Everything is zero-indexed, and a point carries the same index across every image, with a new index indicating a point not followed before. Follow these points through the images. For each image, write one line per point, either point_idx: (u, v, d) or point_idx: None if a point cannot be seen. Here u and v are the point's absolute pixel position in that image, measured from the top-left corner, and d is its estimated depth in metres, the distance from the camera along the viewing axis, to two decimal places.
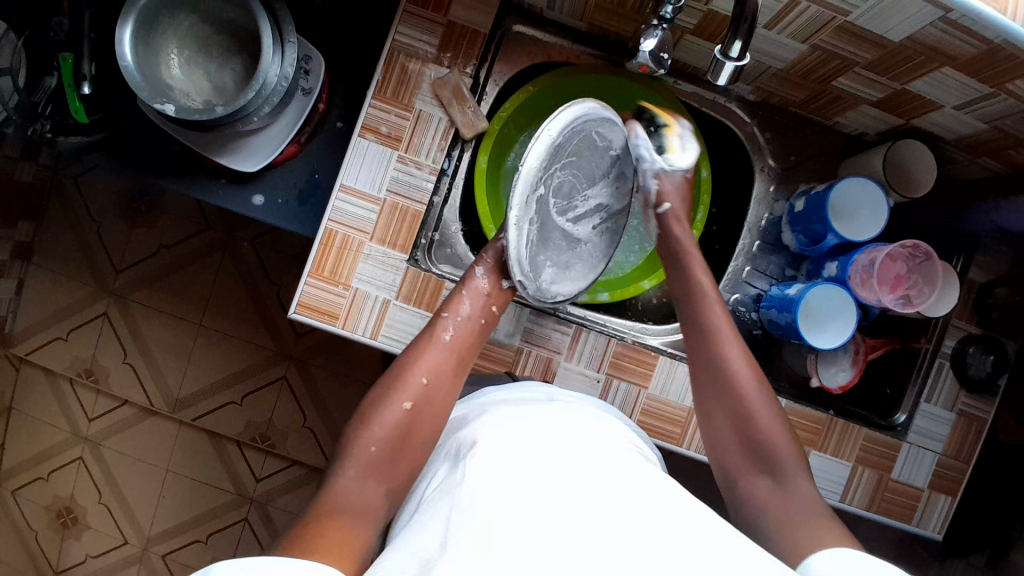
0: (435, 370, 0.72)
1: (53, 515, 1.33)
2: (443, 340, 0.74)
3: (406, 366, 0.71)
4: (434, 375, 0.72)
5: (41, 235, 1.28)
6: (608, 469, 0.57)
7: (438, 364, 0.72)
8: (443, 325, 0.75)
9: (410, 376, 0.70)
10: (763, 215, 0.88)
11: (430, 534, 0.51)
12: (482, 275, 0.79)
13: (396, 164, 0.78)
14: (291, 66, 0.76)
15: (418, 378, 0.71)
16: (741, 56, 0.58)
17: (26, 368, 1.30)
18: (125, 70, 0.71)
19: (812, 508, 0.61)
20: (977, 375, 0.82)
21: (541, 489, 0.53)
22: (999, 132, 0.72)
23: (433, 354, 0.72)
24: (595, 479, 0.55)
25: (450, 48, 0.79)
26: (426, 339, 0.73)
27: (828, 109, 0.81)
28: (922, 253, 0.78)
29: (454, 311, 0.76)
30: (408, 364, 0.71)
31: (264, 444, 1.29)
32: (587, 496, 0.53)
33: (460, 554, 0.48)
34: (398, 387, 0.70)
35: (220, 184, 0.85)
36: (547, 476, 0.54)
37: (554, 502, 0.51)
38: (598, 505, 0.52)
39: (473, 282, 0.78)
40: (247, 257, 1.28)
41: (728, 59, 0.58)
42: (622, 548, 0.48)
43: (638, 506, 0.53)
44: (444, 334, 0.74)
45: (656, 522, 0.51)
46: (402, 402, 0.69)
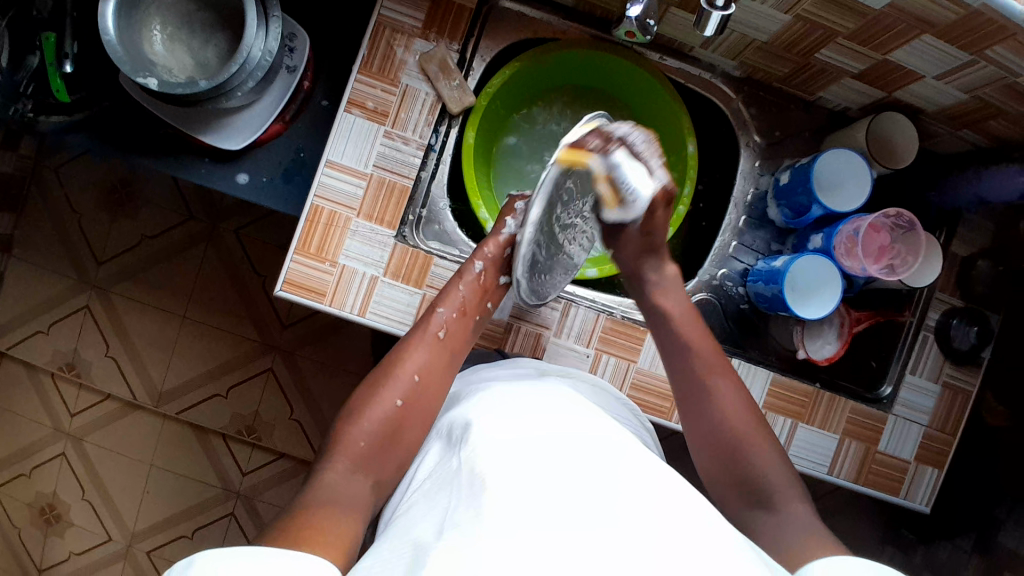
0: (427, 368, 0.72)
1: (35, 511, 1.31)
2: (437, 338, 0.74)
3: (398, 365, 0.72)
4: (426, 373, 0.72)
5: (21, 226, 1.25)
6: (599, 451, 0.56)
7: (431, 361, 0.73)
8: (438, 320, 0.75)
9: (402, 374, 0.71)
10: (749, 189, 0.88)
11: (427, 522, 0.51)
12: (480, 270, 0.79)
13: (383, 138, 0.77)
14: (275, 41, 0.76)
15: (410, 375, 0.71)
16: (726, 6, 0.62)
17: (6, 362, 1.28)
18: (107, 44, 0.70)
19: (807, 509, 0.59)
20: (961, 347, 0.83)
21: (536, 470, 0.52)
22: (979, 101, 0.73)
23: (425, 352, 0.73)
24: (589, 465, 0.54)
25: (436, 24, 0.79)
26: (419, 334, 0.73)
27: (812, 83, 0.82)
28: (905, 222, 0.79)
29: (449, 305, 0.76)
30: (401, 360, 0.72)
31: (250, 436, 1.28)
32: (583, 479, 0.52)
33: (454, 537, 0.48)
34: (388, 383, 0.70)
35: (204, 163, 0.84)
36: (541, 462, 0.53)
37: (549, 487, 0.51)
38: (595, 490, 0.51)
39: (469, 275, 0.78)
40: (232, 245, 1.26)
41: (713, 8, 0.63)
42: (615, 534, 0.47)
43: (631, 488, 0.52)
44: (439, 332, 0.74)
45: (647, 503, 0.51)
46: (393, 400, 0.69)
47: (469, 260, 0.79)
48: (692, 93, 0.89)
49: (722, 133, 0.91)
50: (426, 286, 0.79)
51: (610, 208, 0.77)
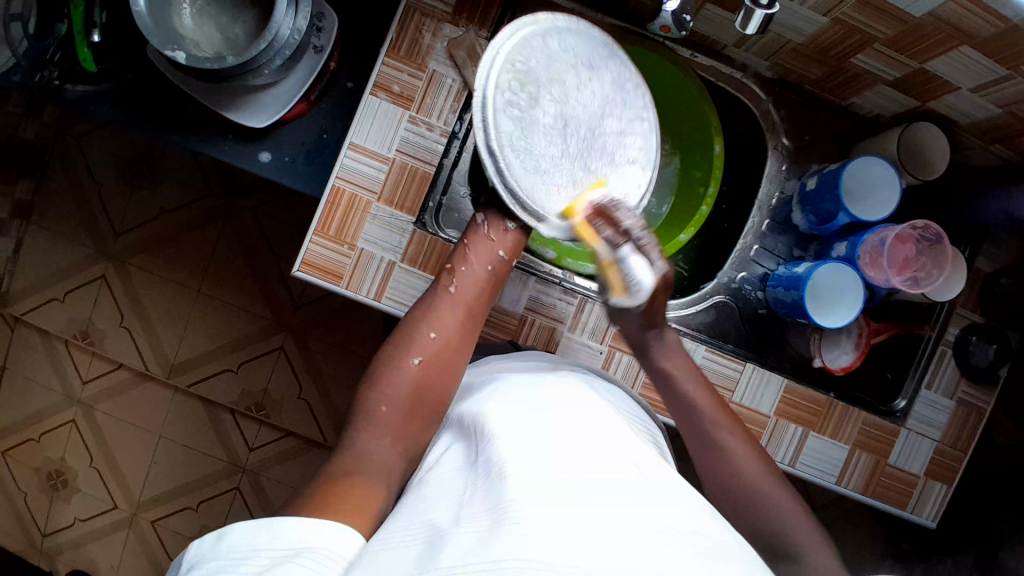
0: (442, 325, 0.72)
1: (43, 476, 1.33)
2: (448, 294, 0.73)
3: (415, 325, 0.71)
4: (442, 329, 0.72)
5: (41, 194, 1.26)
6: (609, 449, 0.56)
7: (447, 319, 0.72)
8: (450, 278, 0.73)
9: (418, 334, 0.70)
10: (774, 193, 0.87)
11: (444, 507, 0.51)
12: (484, 223, 0.76)
13: (407, 124, 0.77)
14: (304, 20, 0.75)
15: (426, 335, 0.71)
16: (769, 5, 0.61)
17: (21, 327, 1.29)
18: (137, 15, 0.70)
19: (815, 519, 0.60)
20: (978, 364, 0.82)
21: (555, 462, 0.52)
22: (1014, 117, 0.72)
23: (440, 309, 0.72)
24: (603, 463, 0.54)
25: (466, 10, 0.78)
26: (433, 294, 0.73)
27: (846, 89, 0.80)
28: (933, 235, 0.78)
29: (459, 261, 0.74)
30: (416, 321, 0.71)
31: (259, 413, 1.29)
32: (597, 476, 0.52)
33: (472, 524, 0.47)
34: (406, 345, 0.70)
35: (226, 139, 0.84)
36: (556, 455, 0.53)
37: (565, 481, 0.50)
38: (610, 486, 0.51)
39: (477, 232, 0.76)
40: (249, 222, 1.27)
41: (757, 6, 0.61)
42: (626, 523, 0.47)
43: (639, 487, 0.52)
44: (450, 287, 0.73)
45: (653, 500, 0.51)
46: (411, 358, 0.69)
47: (480, 216, 0.77)
48: (721, 92, 0.88)
49: (749, 135, 0.90)
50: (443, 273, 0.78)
51: (619, 293, 0.71)
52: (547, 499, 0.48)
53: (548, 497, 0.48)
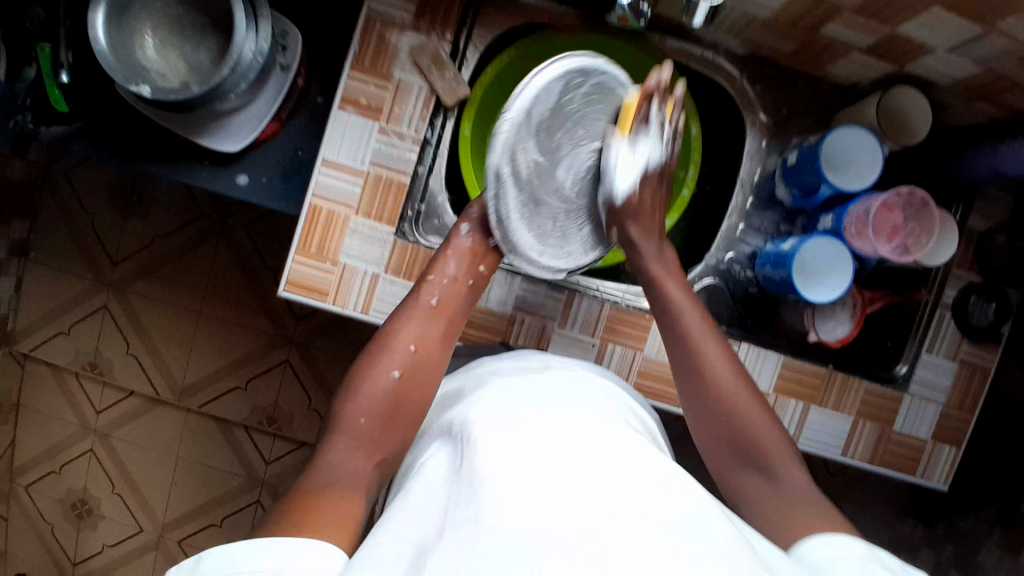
0: (421, 337, 0.72)
1: (68, 506, 1.35)
2: (429, 305, 0.73)
3: (392, 337, 0.71)
4: (422, 342, 0.72)
5: (35, 231, 1.27)
6: (604, 448, 0.55)
7: (426, 330, 0.72)
8: (428, 289, 0.74)
9: (395, 345, 0.70)
10: (756, 169, 0.86)
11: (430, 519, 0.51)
12: (467, 233, 0.77)
13: (379, 136, 0.76)
14: (266, 41, 0.74)
15: (404, 346, 0.71)
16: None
17: (31, 364, 1.31)
18: (98, 53, 0.70)
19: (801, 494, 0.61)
20: (979, 324, 0.81)
21: (545, 466, 0.52)
22: (994, 73, 0.70)
23: (419, 322, 0.72)
24: (595, 461, 0.53)
25: (427, 13, 0.77)
26: (411, 304, 0.73)
27: (818, 59, 0.79)
28: (919, 200, 0.77)
29: (438, 272, 0.75)
30: (396, 331, 0.71)
31: (272, 427, 1.30)
32: (587, 472, 0.51)
33: (456, 539, 0.47)
34: (386, 355, 0.70)
35: (203, 167, 0.84)
36: (543, 454, 0.53)
37: (556, 481, 0.50)
38: (601, 486, 0.50)
39: (457, 241, 0.76)
40: (242, 242, 1.27)
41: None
42: (611, 520, 0.48)
43: (630, 486, 0.51)
44: (431, 300, 0.73)
45: (643, 497, 0.50)
46: (390, 370, 0.69)
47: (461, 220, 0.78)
48: (694, 72, 0.87)
49: (726, 112, 0.89)
50: None
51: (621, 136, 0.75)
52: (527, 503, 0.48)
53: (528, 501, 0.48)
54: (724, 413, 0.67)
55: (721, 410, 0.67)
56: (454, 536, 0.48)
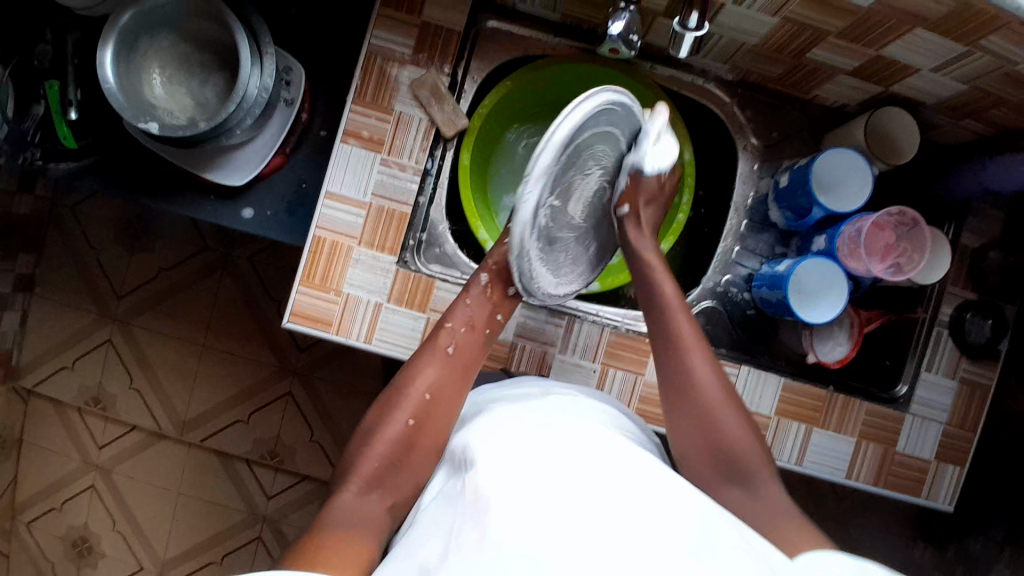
0: (438, 383, 0.70)
1: (68, 543, 1.34)
2: (446, 352, 0.72)
3: (406, 385, 0.69)
4: (438, 388, 0.70)
5: (42, 266, 1.29)
6: (610, 464, 0.55)
7: (443, 378, 0.71)
8: (446, 335, 0.73)
9: (411, 393, 0.69)
10: (748, 193, 0.88)
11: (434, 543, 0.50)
12: (486, 281, 0.78)
13: (380, 167, 0.78)
14: (270, 77, 0.77)
15: (420, 394, 0.69)
16: (699, 27, 0.63)
17: (34, 399, 1.31)
18: (107, 92, 0.73)
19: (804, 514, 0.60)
20: (977, 342, 0.81)
21: (549, 484, 0.51)
22: (979, 91, 0.72)
23: (436, 369, 0.71)
24: (601, 478, 0.53)
25: (426, 48, 0.80)
26: (428, 349, 0.72)
27: (806, 83, 0.81)
28: (909, 220, 0.78)
29: (456, 320, 0.75)
30: (413, 377, 0.70)
31: (273, 460, 1.29)
32: (593, 493, 0.51)
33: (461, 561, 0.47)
34: (401, 403, 0.68)
35: (208, 200, 0.85)
36: (549, 472, 0.52)
37: (565, 500, 0.50)
38: (610, 503, 0.50)
39: (477, 287, 0.78)
40: (246, 273, 1.28)
41: (686, 30, 0.63)
42: (620, 535, 0.48)
43: (639, 502, 0.51)
44: (447, 347, 0.73)
45: (651, 512, 0.50)
46: (405, 418, 0.67)
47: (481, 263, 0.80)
48: (686, 99, 0.89)
49: (719, 137, 0.91)
50: (430, 310, 0.79)
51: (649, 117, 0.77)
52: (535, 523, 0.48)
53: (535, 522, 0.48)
54: (705, 420, 0.66)
55: (699, 416, 0.66)
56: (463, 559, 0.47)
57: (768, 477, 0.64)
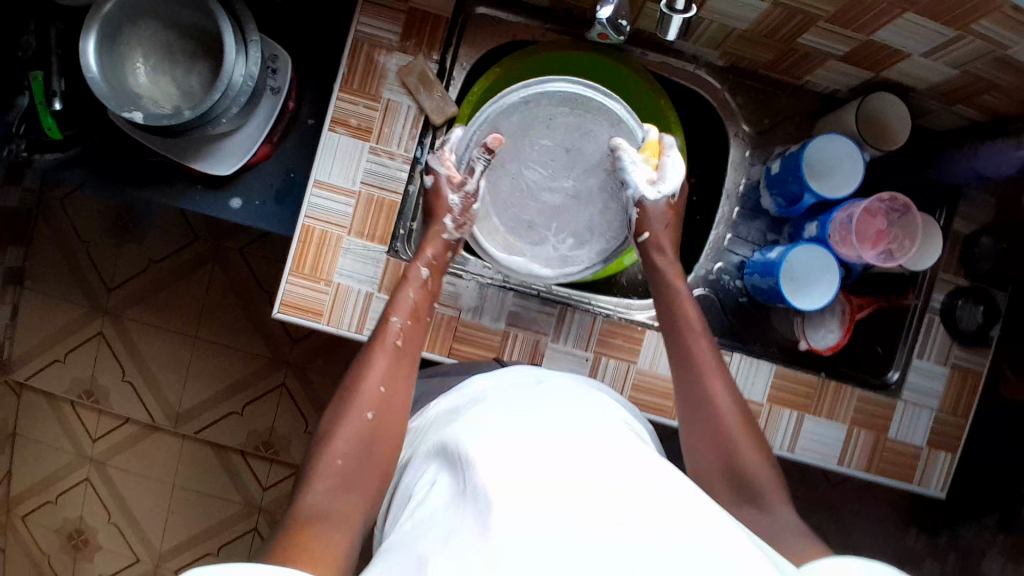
0: (390, 377, 0.67)
1: (63, 537, 1.34)
2: (395, 347, 0.70)
3: (357, 379, 0.66)
4: (391, 381, 0.67)
5: (31, 259, 1.28)
6: (605, 459, 0.53)
7: (395, 372, 0.68)
8: (392, 329, 0.71)
9: (365, 389, 0.65)
10: (740, 180, 0.88)
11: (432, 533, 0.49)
12: (425, 272, 0.76)
13: (369, 155, 0.77)
14: (256, 65, 0.76)
15: (374, 387, 0.66)
16: (687, 9, 0.63)
17: (26, 393, 1.30)
18: (91, 81, 0.72)
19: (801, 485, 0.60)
20: (969, 328, 0.82)
21: (546, 476, 0.51)
22: (970, 76, 0.71)
23: (387, 362, 0.68)
24: (595, 474, 0.51)
25: (413, 35, 0.79)
26: (375, 343, 0.70)
27: (796, 69, 0.81)
28: (901, 206, 0.78)
29: (405, 312, 0.73)
30: (363, 373, 0.67)
31: (268, 452, 1.29)
32: (589, 482, 0.51)
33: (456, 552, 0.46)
34: (354, 399, 0.64)
35: (196, 191, 0.84)
36: (545, 465, 0.52)
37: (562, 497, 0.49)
38: (611, 500, 0.49)
39: (413, 275, 0.76)
40: (236, 264, 1.27)
41: (674, 12, 0.63)
42: (617, 534, 0.47)
43: (640, 501, 0.50)
44: (396, 341, 0.70)
45: (636, 500, 0.50)
46: (362, 413, 0.63)
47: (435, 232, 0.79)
48: (677, 86, 0.89)
49: (710, 124, 0.91)
50: None
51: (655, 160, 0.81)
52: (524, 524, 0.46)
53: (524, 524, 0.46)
54: (710, 404, 0.67)
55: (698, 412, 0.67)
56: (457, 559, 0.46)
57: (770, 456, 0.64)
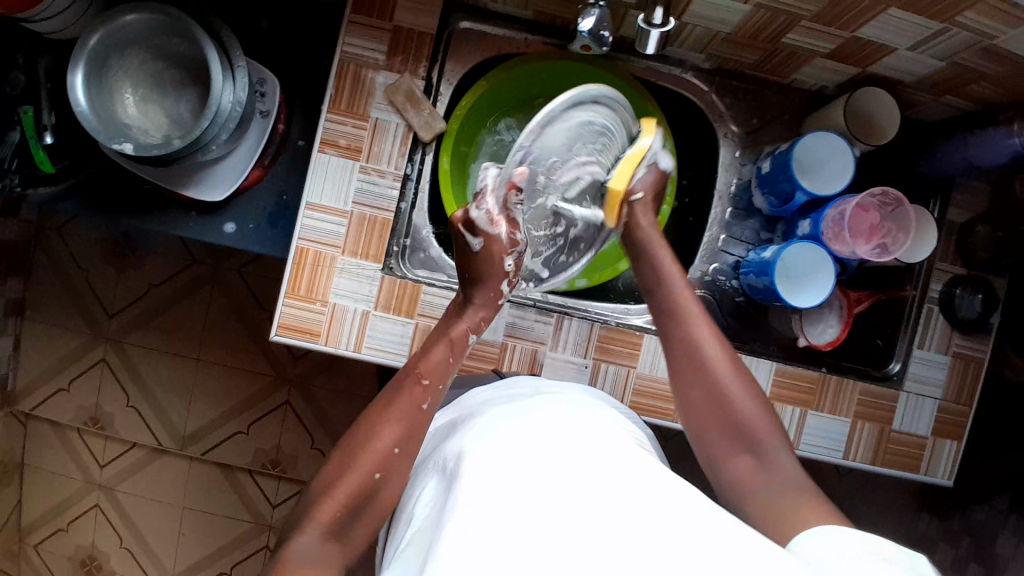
0: (407, 438, 0.64)
1: (76, 563, 1.34)
2: (420, 410, 0.66)
3: (373, 438, 0.63)
4: (408, 443, 0.64)
5: (31, 289, 1.28)
6: (606, 465, 0.53)
7: (405, 427, 0.64)
8: (421, 392, 0.67)
9: (377, 445, 0.63)
10: (732, 180, 0.89)
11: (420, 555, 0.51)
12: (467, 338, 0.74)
13: (359, 174, 0.78)
14: (243, 90, 0.76)
15: (389, 448, 0.63)
16: (664, 23, 0.64)
17: (32, 422, 1.31)
18: (80, 115, 0.72)
19: (811, 482, 0.61)
20: (969, 316, 0.82)
21: (537, 489, 0.50)
22: (959, 67, 0.71)
23: (404, 422, 0.65)
24: (583, 477, 0.51)
25: (399, 52, 0.79)
26: (402, 400, 0.66)
27: (783, 68, 0.81)
28: (893, 200, 0.78)
29: (437, 378, 0.69)
30: (377, 432, 0.63)
31: (275, 470, 1.29)
32: (581, 490, 0.50)
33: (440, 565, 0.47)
34: (364, 457, 0.62)
35: (189, 217, 0.85)
36: (538, 475, 0.52)
37: (549, 509, 0.48)
38: (604, 507, 0.49)
39: (455, 330, 0.73)
40: (236, 286, 1.28)
41: (652, 27, 0.64)
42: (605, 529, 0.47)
43: (631, 498, 0.50)
44: (421, 403, 0.67)
45: (634, 505, 0.49)
46: (371, 471, 0.62)
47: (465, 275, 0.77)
48: (664, 90, 0.89)
49: (699, 127, 0.91)
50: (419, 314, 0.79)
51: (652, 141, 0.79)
52: (507, 540, 0.46)
53: (505, 540, 0.46)
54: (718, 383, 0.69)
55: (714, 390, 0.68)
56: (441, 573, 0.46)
57: (784, 452, 0.64)
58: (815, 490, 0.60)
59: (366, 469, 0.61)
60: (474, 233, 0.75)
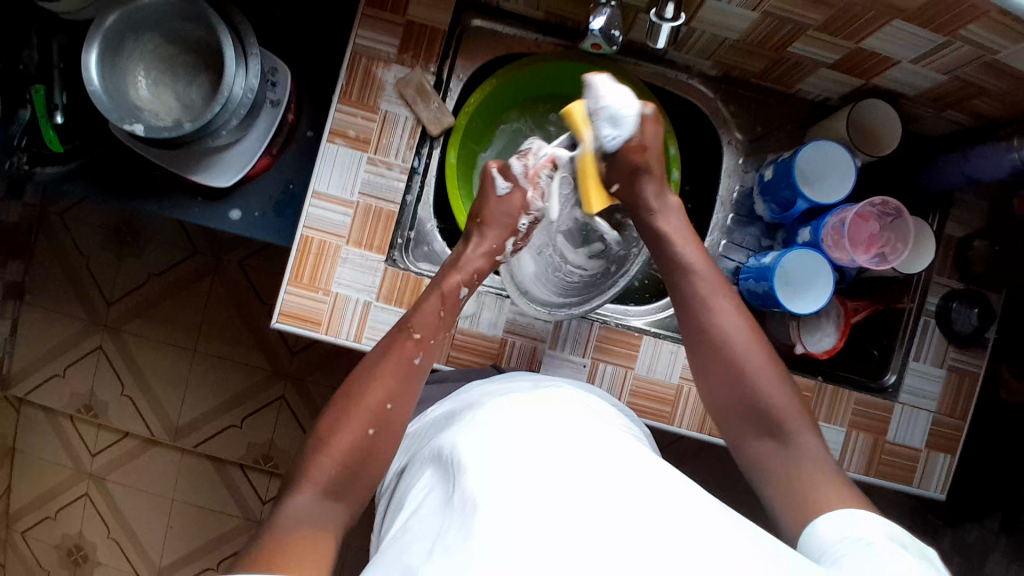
0: (398, 393, 0.66)
1: (63, 551, 1.33)
2: (413, 365, 0.68)
3: (367, 391, 0.65)
4: (399, 399, 0.66)
5: (30, 273, 1.28)
6: (606, 458, 0.54)
7: (395, 385, 0.66)
8: (412, 348, 0.69)
9: (367, 403, 0.65)
10: (735, 187, 0.90)
11: (418, 548, 0.50)
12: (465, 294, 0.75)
13: (367, 166, 0.78)
14: (256, 78, 0.77)
15: (381, 404, 0.65)
16: (676, 18, 0.64)
17: (25, 407, 1.30)
18: (93, 94, 0.73)
19: (806, 484, 0.61)
20: (963, 330, 0.82)
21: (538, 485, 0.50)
22: (960, 82, 0.72)
23: (394, 379, 0.66)
24: (583, 474, 0.51)
25: (411, 47, 0.80)
26: (392, 359, 0.68)
27: (789, 78, 0.82)
28: (892, 210, 0.79)
29: (429, 333, 0.71)
30: (369, 388, 0.65)
31: (267, 464, 1.28)
32: (582, 487, 0.50)
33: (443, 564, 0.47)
34: (354, 414, 0.64)
35: (195, 203, 0.85)
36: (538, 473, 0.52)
37: (549, 499, 0.49)
38: (601, 500, 0.49)
39: (450, 287, 0.74)
40: (236, 277, 1.28)
41: (664, 21, 0.64)
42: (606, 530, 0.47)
43: (631, 498, 0.50)
44: (412, 359, 0.69)
45: (633, 504, 0.49)
46: (364, 427, 0.64)
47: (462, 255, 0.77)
48: (670, 96, 0.90)
49: (704, 133, 0.92)
50: None
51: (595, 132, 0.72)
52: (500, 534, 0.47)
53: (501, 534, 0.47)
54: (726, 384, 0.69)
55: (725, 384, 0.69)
56: (444, 565, 0.47)
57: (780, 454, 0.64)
58: (809, 493, 0.60)
59: (359, 426, 0.63)
60: (507, 178, 0.78)
